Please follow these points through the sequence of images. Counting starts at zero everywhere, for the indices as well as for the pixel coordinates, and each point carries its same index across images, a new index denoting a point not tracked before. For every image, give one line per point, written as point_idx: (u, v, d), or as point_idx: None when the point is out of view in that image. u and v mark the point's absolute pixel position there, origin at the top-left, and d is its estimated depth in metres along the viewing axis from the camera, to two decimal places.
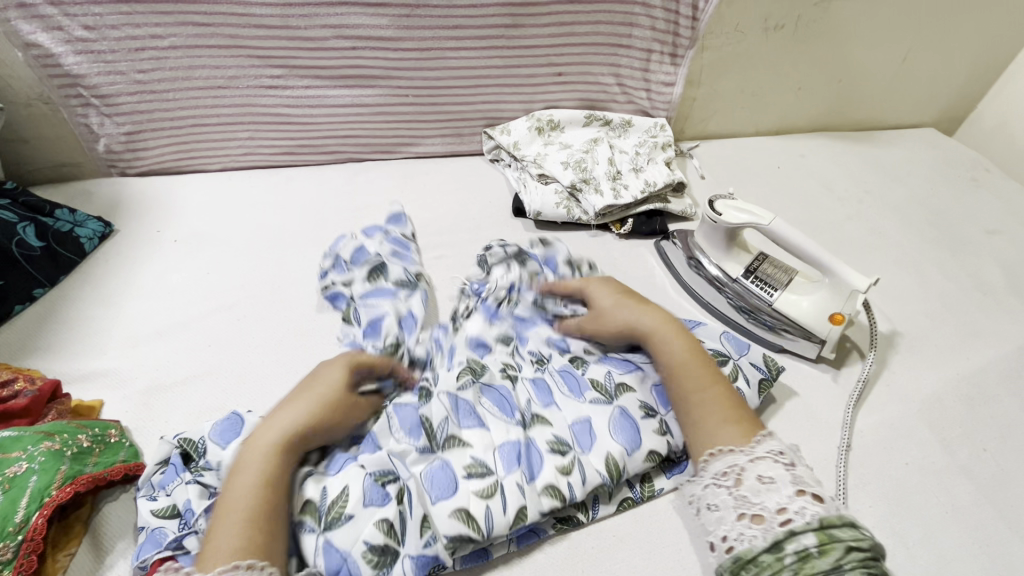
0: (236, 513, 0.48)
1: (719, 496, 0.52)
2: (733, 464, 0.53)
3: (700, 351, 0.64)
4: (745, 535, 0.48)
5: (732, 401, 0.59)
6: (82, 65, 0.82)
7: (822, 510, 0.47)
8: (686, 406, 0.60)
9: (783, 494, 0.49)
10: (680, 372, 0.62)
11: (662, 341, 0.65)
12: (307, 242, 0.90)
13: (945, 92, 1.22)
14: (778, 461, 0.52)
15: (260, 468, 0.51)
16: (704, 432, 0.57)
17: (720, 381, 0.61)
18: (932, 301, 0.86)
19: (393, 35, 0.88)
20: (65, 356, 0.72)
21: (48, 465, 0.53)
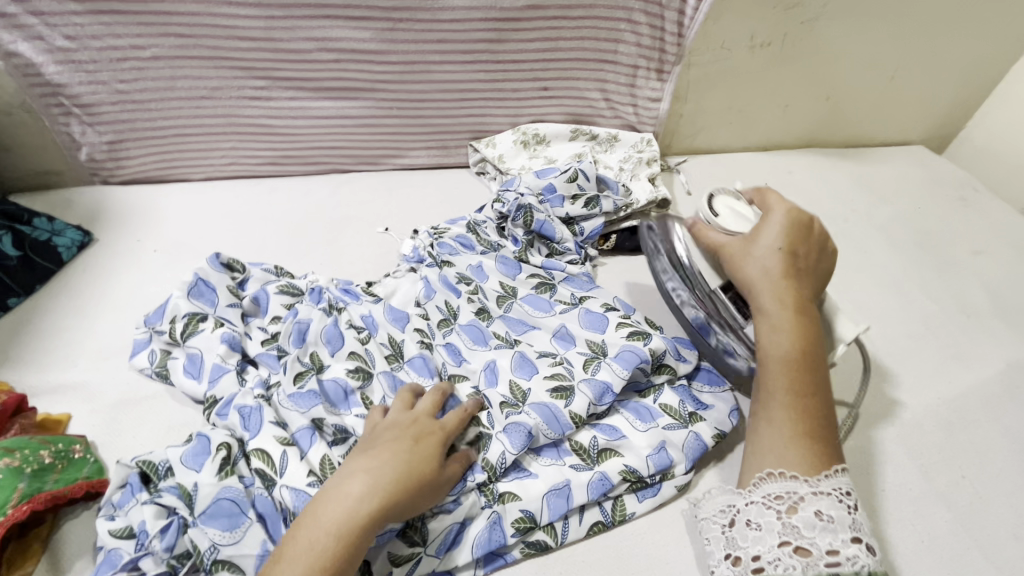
0: (303, 561, 0.47)
1: (767, 517, 0.52)
2: (791, 491, 0.52)
3: (811, 353, 0.59)
4: (784, 562, 0.48)
5: (812, 416, 0.57)
6: (63, 74, 0.82)
7: (873, 562, 0.48)
8: (764, 399, 0.59)
9: (837, 536, 0.49)
10: (773, 362, 0.59)
11: (783, 323, 0.60)
12: (288, 255, 0.89)
13: (934, 111, 1.22)
14: (840, 501, 0.51)
15: (345, 522, 0.49)
16: (762, 442, 0.57)
17: (811, 390, 0.58)
18: (914, 322, 0.86)
19: (377, 49, 0.88)
20: (36, 367, 0.71)
21: (6, 484, 0.53)
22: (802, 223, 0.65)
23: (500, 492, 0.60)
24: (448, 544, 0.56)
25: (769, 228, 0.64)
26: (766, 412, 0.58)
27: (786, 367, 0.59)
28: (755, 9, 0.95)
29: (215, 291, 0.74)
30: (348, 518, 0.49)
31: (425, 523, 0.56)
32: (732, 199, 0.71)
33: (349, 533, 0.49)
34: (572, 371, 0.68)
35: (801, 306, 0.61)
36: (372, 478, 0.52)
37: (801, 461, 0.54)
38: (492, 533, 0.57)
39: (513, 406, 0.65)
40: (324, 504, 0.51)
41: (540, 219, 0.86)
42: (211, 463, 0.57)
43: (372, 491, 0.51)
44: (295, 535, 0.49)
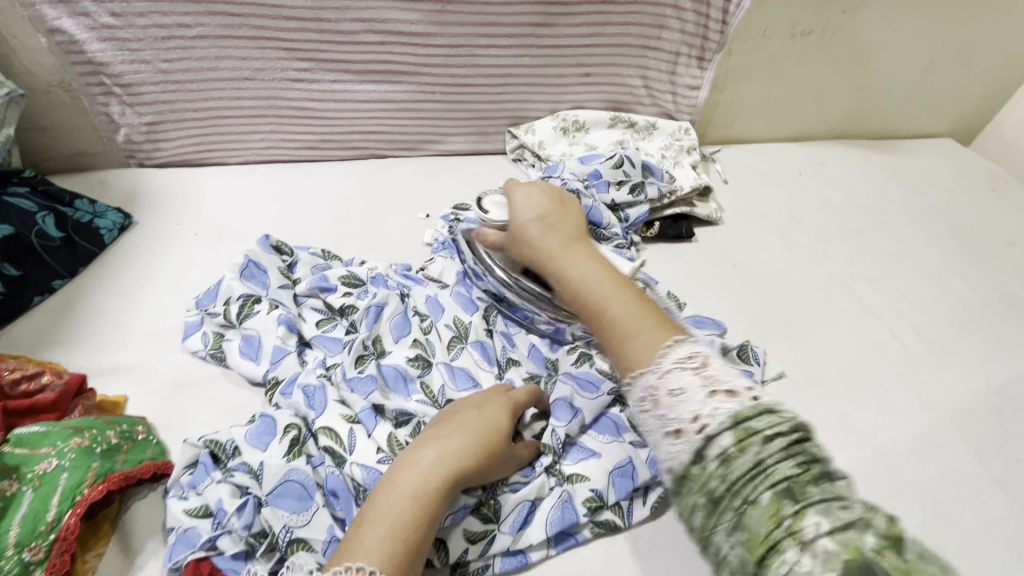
0: (387, 525, 0.45)
1: (648, 423, 0.46)
2: (649, 386, 0.46)
3: (611, 270, 0.58)
4: (671, 453, 0.43)
5: (655, 313, 0.52)
6: (106, 53, 0.81)
7: (737, 405, 0.42)
8: (597, 322, 0.54)
9: (694, 401, 0.43)
10: (580, 292, 0.56)
11: (563, 259, 0.60)
12: (330, 239, 0.88)
13: (964, 104, 1.22)
14: (685, 367, 0.45)
15: (427, 486, 0.47)
16: (619, 342, 0.51)
17: (637, 296, 0.54)
18: (957, 311, 0.87)
19: (423, 31, 0.87)
20: (86, 349, 0.70)
21: (79, 462, 0.52)
22: (557, 203, 0.68)
23: (568, 472, 0.60)
24: (521, 523, 0.56)
25: (523, 198, 0.68)
26: (602, 335, 0.53)
27: (581, 290, 0.56)
28: None
29: (267, 273, 0.74)
30: (431, 484, 0.48)
31: (497, 499, 0.56)
32: (500, 194, 0.75)
33: (432, 499, 0.47)
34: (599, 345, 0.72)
35: (579, 245, 0.62)
36: (451, 443, 0.51)
37: (655, 336, 0.49)
38: (564, 512, 0.57)
39: (551, 376, 0.68)
40: (401, 469, 0.49)
41: (588, 205, 0.86)
42: (277, 444, 0.56)
43: (452, 458, 0.50)
44: (374, 501, 0.47)
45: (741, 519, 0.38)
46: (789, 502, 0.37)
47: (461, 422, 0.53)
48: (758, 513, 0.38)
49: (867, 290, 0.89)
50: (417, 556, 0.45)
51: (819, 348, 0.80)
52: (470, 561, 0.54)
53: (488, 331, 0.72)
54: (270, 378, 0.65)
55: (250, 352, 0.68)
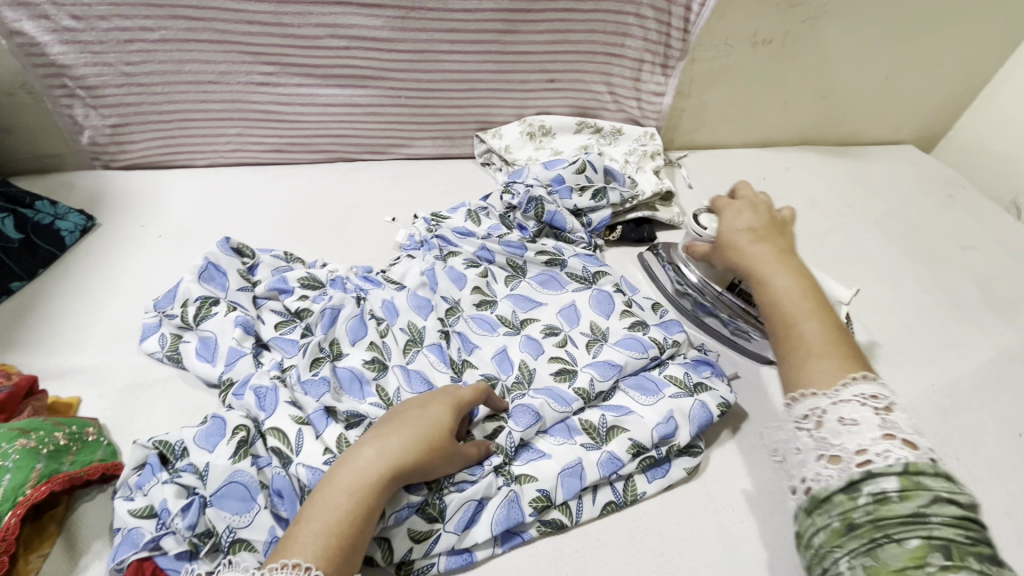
0: (323, 521, 0.47)
1: (801, 440, 0.46)
2: (814, 407, 0.46)
3: (816, 287, 0.54)
4: (822, 476, 0.43)
5: (849, 348, 0.49)
6: (68, 55, 0.81)
7: (913, 456, 0.41)
8: (784, 340, 0.51)
9: (867, 437, 0.43)
10: (779, 305, 0.53)
11: (767, 270, 0.56)
12: (294, 242, 0.89)
13: (924, 111, 1.26)
14: (865, 404, 0.45)
15: (365, 485, 0.49)
16: (800, 363, 0.49)
17: (833, 319, 0.51)
18: (909, 313, 0.89)
19: (388, 36, 0.88)
20: (42, 351, 0.70)
21: (23, 464, 0.52)
22: (761, 214, 0.64)
23: (517, 472, 0.61)
24: (467, 521, 0.57)
25: (731, 207, 0.65)
26: (783, 353, 0.51)
27: (782, 305, 0.53)
28: (759, 7, 0.97)
29: (226, 275, 0.74)
30: (369, 483, 0.49)
31: (443, 499, 0.57)
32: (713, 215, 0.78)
33: (370, 497, 0.49)
34: (575, 356, 0.72)
35: (789, 257, 0.58)
36: (394, 441, 0.52)
37: (841, 366, 0.47)
38: (510, 511, 0.58)
39: (520, 386, 0.68)
40: (342, 468, 0.50)
41: (551, 210, 0.88)
42: (225, 445, 0.56)
43: (393, 457, 0.51)
44: (314, 498, 0.48)
45: (872, 551, 0.39)
46: (936, 559, 0.37)
47: (404, 420, 0.54)
48: (895, 553, 0.38)
49: None
50: (354, 551, 0.47)
51: None
52: (415, 560, 0.55)
53: (442, 332, 0.72)
54: (224, 379, 0.65)
55: (204, 354, 0.68)
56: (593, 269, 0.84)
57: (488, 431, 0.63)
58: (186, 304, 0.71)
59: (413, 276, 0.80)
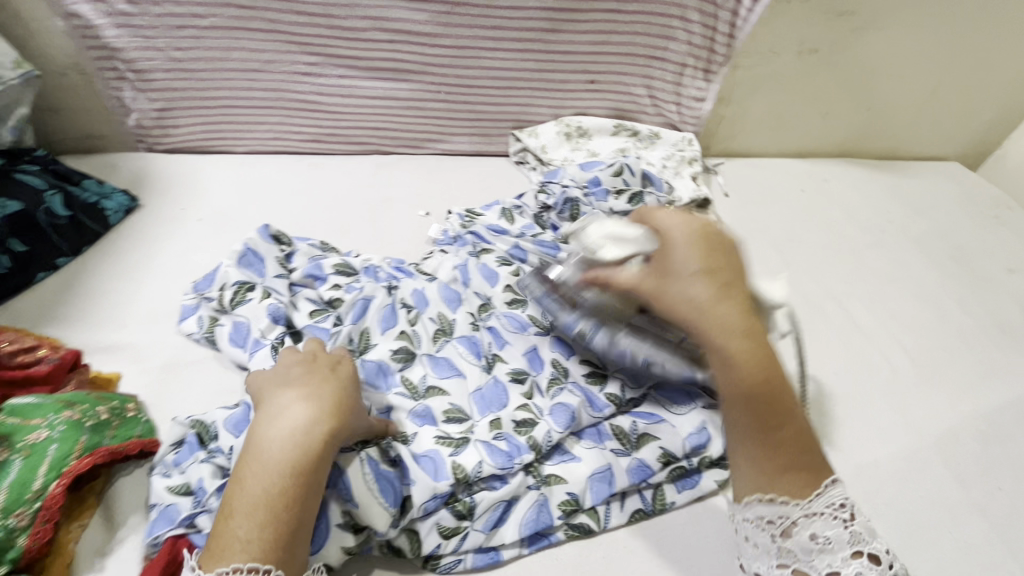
0: (259, 510, 0.46)
1: (761, 538, 0.52)
2: (785, 517, 0.51)
3: (778, 370, 0.53)
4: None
5: (807, 442, 0.53)
6: (121, 39, 0.83)
7: (874, 573, 0.47)
8: (760, 429, 0.53)
9: (837, 557, 0.48)
10: (729, 371, 0.52)
11: (722, 354, 0.52)
12: (330, 231, 0.90)
13: (973, 127, 1.22)
14: (837, 518, 0.50)
15: (281, 465, 0.48)
16: (768, 472, 0.52)
17: (785, 397, 0.53)
18: (950, 334, 0.86)
19: (431, 31, 0.88)
20: (84, 326, 0.72)
21: (68, 435, 0.53)
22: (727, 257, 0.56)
23: (546, 473, 0.61)
24: (495, 521, 0.57)
25: (678, 247, 0.55)
26: (739, 444, 0.54)
27: (761, 400, 0.52)
28: (808, 14, 0.95)
29: (264, 262, 0.75)
30: (283, 462, 0.48)
31: (473, 497, 0.57)
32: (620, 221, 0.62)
33: (292, 471, 0.48)
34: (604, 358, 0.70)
35: (751, 321, 0.53)
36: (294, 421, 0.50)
37: (797, 487, 0.51)
38: (539, 514, 0.58)
39: (558, 381, 0.67)
40: (252, 455, 0.49)
41: (586, 211, 0.88)
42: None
43: (295, 432, 0.49)
44: (237, 492, 0.48)
45: None
46: None
47: (306, 398, 0.52)
48: None
49: (860, 309, 0.89)
50: (298, 525, 0.47)
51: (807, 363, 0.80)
52: (443, 555, 0.55)
53: (472, 324, 0.72)
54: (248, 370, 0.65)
55: (236, 337, 0.69)
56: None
57: (517, 421, 0.62)
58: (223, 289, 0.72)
59: (446, 270, 0.80)
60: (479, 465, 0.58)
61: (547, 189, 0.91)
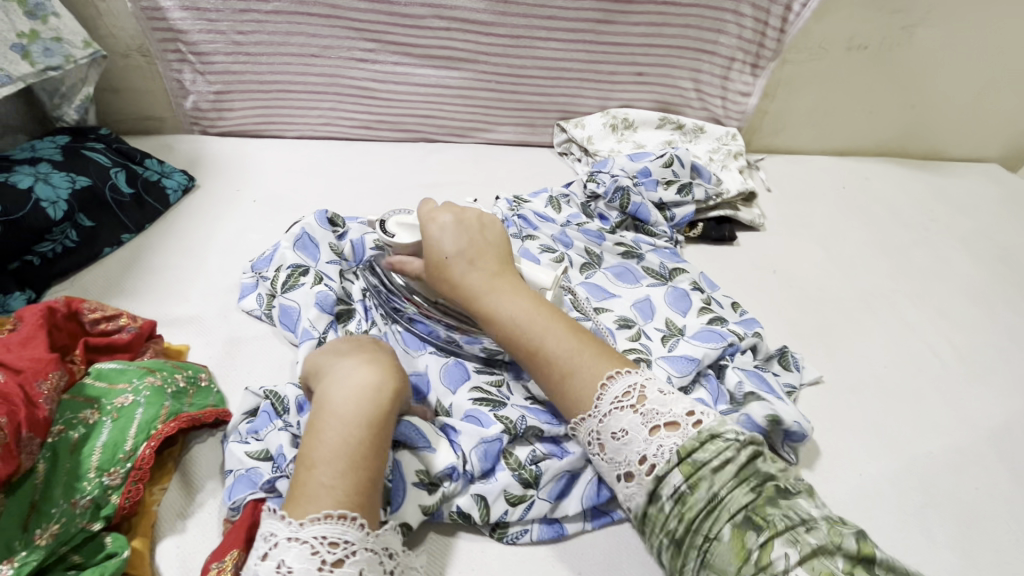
0: (341, 461, 0.47)
1: (602, 463, 0.53)
2: (593, 432, 0.54)
3: (544, 306, 0.59)
4: (631, 493, 0.51)
5: (599, 346, 0.57)
6: (186, 21, 0.84)
7: (680, 439, 0.49)
8: (528, 359, 0.58)
9: (640, 442, 0.51)
10: (516, 330, 0.57)
11: (495, 299, 0.59)
12: (381, 215, 0.91)
13: (1015, 130, 1.21)
14: (625, 407, 0.52)
15: (364, 415, 0.50)
16: (557, 382, 0.56)
17: (568, 323, 0.58)
18: (999, 332, 0.86)
19: (487, 20, 0.89)
20: (150, 300, 0.74)
21: (153, 400, 0.54)
22: (474, 227, 0.63)
23: None
24: (558, 492, 0.58)
25: (443, 232, 0.62)
26: (540, 373, 0.57)
27: (513, 334, 0.58)
28: (859, 10, 0.95)
29: (319, 247, 0.75)
30: (365, 412, 0.50)
31: (537, 465, 0.58)
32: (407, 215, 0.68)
33: (373, 421, 0.50)
34: (649, 348, 0.72)
35: (510, 273, 0.61)
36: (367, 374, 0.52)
37: (593, 372, 0.55)
38: (602, 487, 0.59)
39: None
40: (328, 408, 0.50)
41: (636, 202, 0.88)
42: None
43: (375, 384, 0.52)
44: (318, 444, 0.48)
45: (709, 563, 0.45)
46: (750, 534, 0.44)
47: (365, 359, 0.55)
48: (727, 558, 0.44)
49: (907, 305, 0.89)
50: (378, 476, 0.48)
51: (856, 356, 0.81)
52: (509, 524, 0.56)
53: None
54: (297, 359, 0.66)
55: (287, 312, 0.70)
56: (670, 265, 0.84)
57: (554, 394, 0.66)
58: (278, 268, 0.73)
59: None
60: (523, 418, 0.61)
61: (595, 178, 0.92)
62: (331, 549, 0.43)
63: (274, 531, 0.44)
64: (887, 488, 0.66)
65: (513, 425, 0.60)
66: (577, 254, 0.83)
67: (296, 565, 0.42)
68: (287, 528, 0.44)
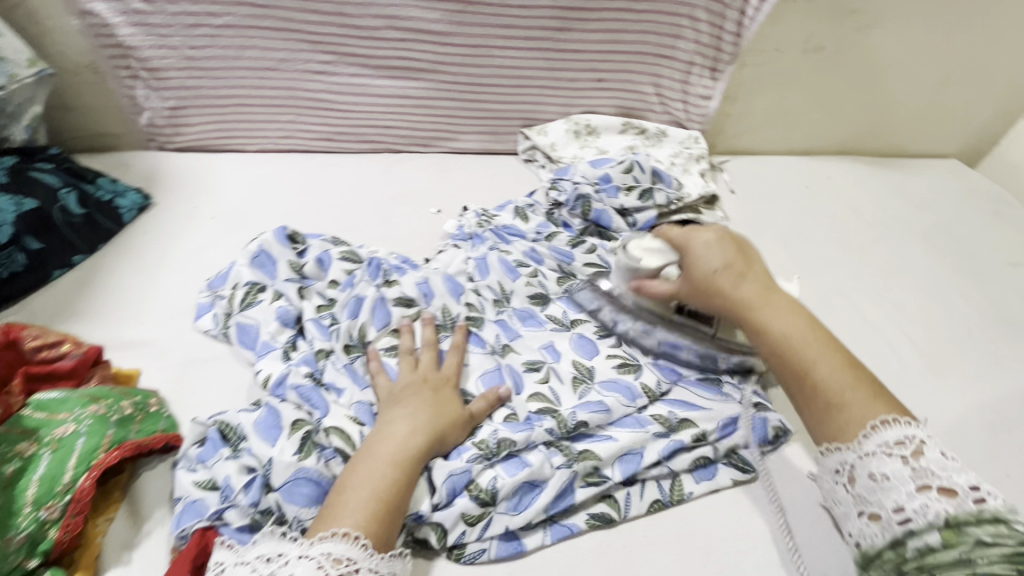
0: (367, 488, 0.49)
1: (840, 493, 0.50)
2: (843, 462, 0.49)
3: (807, 322, 0.54)
4: (866, 533, 0.46)
5: (870, 383, 0.50)
6: (135, 37, 0.83)
7: (951, 507, 0.42)
8: (796, 383, 0.52)
9: (902, 492, 0.45)
10: (783, 351, 0.53)
11: (760, 309, 0.55)
12: (343, 227, 0.90)
13: (972, 126, 1.24)
14: (893, 454, 0.46)
15: (403, 455, 0.53)
16: (828, 414, 0.50)
17: (847, 356, 0.52)
18: (956, 327, 0.88)
19: (444, 30, 0.89)
20: (101, 323, 0.72)
21: (95, 429, 0.54)
22: (723, 243, 0.60)
23: (576, 450, 0.61)
24: (518, 507, 0.58)
25: (701, 245, 0.61)
26: (803, 402, 0.52)
27: (786, 353, 0.52)
28: (814, 13, 0.96)
29: (276, 264, 0.74)
30: (406, 451, 0.54)
31: (494, 485, 0.57)
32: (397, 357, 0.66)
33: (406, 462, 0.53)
34: (634, 355, 0.72)
35: (774, 290, 0.56)
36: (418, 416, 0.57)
37: (869, 408, 0.49)
38: (563, 498, 0.59)
39: (582, 381, 0.68)
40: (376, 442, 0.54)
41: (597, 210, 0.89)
42: (287, 440, 0.55)
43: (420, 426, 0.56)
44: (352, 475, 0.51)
45: None
46: None
47: (414, 399, 0.59)
48: None
49: (866, 303, 0.90)
50: (399, 515, 0.50)
51: None
52: (467, 544, 0.56)
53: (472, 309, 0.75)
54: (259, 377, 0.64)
55: (245, 332, 0.69)
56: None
57: (535, 411, 0.65)
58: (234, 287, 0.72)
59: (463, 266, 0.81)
60: (495, 432, 0.60)
61: (558, 185, 0.92)
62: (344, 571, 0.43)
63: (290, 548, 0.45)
64: None
65: (486, 445, 0.59)
66: (552, 264, 0.83)
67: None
68: (297, 543, 0.45)
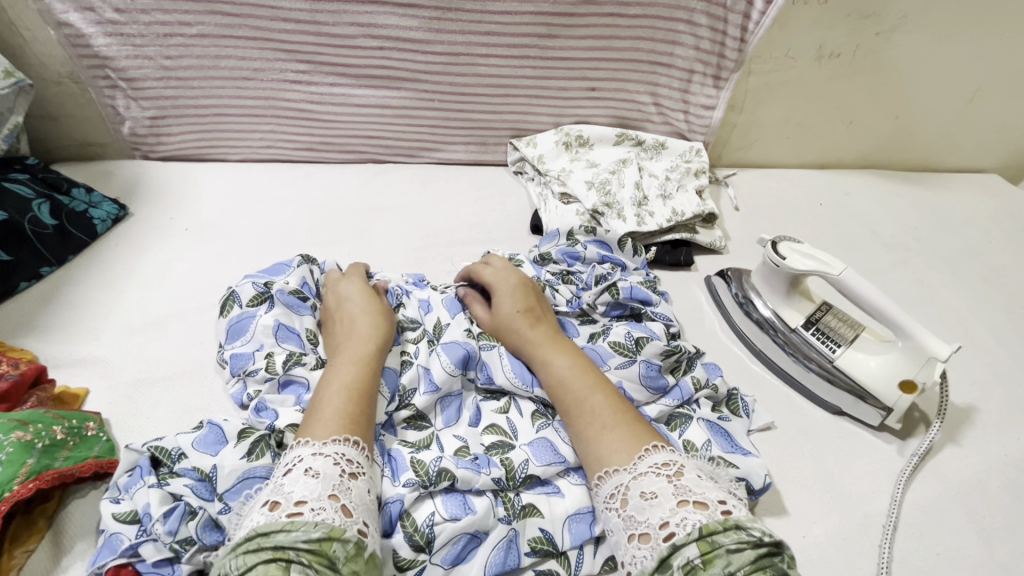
0: (343, 393, 0.54)
1: (613, 520, 0.48)
2: (618, 485, 0.49)
3: (588, 360, 0.61)
4: (637, 558, 0.44)
5: (635, 416, 0.54)
6: (111, 47, 0.82)
7: (704, 518, 0.43)
8: (576, 423, 0.56)
9: (664, 508, 0.45)
10: (567, 383, 0.58)
11: (546, 351, 0.62)
12: (315, 241, 0.87)
13: (1015, 139, 1.12)
14: (660, 474, 0.47)
15: (362, 355, 0.59)
16: (594, 444, 0.53)
17: (618, 397, 0.57)
18: (981, 367, 0.78)
19: (423, 38, 0.85)
20: (58, 337, 0.71)
21: (15, 458, 0.51)
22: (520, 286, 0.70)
23: (519, 505, 0.56)
24: (455, 556, 0.53)
25: (505, 290, 0.68)
26: (580, 428, 0.55)
27: (563, 386, 0.58)
28: (827, 17, 0.88)
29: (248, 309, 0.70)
30: (362, 360, 0.59)
31: (432, 528, 0.52)
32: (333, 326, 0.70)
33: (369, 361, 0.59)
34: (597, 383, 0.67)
35: (562, 335, 0.65)
36: (358, 334, 0.62)
37: (625, 445, 0.51)
38: (507, 555, 0.53)
39: (543, 415, 0.63)
40: (342, 353, 0.60)
41: (628, 286, 0.73)
42: (233, 447, 0.54)
43: (366, 338, 0.61)
44: (325, 380, 0.56)
45: None
46: None
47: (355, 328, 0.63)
48: None
49: None
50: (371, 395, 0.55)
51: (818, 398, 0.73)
52: None
53: (466, 332, 0.67)
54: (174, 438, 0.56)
55: (241, 350, 0.66)
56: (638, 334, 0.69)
57: (487, 445, 0.60)
58: (231, 298, 0.70)
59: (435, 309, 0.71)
60: (438, 459, 0.55)
61: (573, 239, 0.82)
62: (348, 519, 0.43)
63: (295, 451, 0.48)
64: (832, 553, 0.58)
65: (425, 472, 0.54)
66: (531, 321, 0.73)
67: (324, 470, 0.46)
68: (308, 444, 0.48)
